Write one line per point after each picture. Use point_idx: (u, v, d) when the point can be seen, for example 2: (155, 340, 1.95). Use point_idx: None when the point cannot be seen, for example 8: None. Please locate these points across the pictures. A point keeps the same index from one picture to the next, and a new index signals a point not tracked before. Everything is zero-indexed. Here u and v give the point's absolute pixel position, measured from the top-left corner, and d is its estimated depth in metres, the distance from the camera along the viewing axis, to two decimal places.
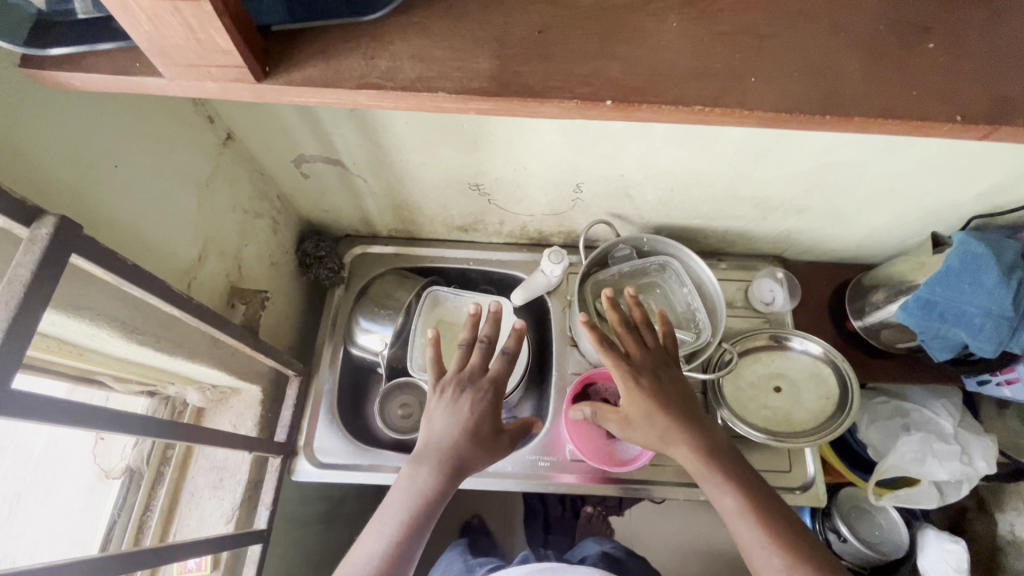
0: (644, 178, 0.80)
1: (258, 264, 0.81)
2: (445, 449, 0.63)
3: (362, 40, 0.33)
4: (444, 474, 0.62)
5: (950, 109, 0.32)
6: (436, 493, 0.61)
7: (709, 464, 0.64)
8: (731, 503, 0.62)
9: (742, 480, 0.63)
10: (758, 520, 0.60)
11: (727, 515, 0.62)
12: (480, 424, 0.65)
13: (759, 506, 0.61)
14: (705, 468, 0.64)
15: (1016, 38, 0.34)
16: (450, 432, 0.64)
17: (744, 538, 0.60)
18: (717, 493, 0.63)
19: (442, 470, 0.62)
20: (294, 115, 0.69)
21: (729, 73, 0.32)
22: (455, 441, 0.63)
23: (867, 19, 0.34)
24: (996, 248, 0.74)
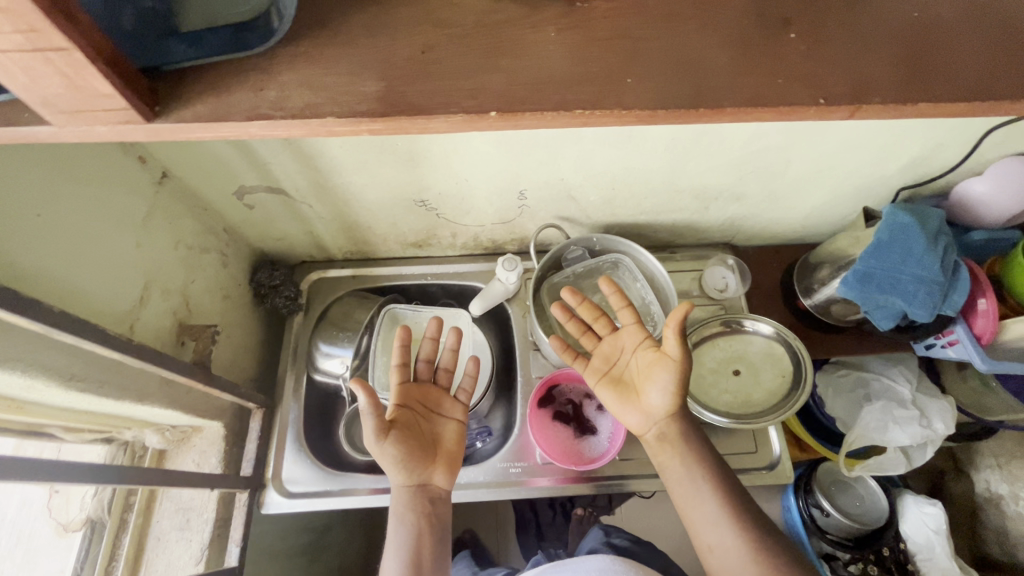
0: (583, 179, 0.81)
1: (210, 299, 0.80)
2: (406, 489, 0.68)
3: (251, 74, 0.34)
4: (415, 510, 0.68)
5: (814, 93, 0.34)
6: (416, 529, 0.67)
7: (679, 440, 0.67)
8: (694, 478, 0.65)
9: (705, 454, 0.66)
10: (715, 492, 0.63)
11: (690, 501, 0.64)
12: (417, 438, 0.70)
13: (716, 478, 0.65)
14: (676, 444, 0.67)
15: (870, 21, 0.36)
16: (393, 467, 0.68)
17: (695, 509, 0.64)
18: (686, 480, 0.65)
19: (412, 508, 0.68)
20: (229, 149, 0.69)
21: (607, 76, 0.34)
22: (399, 479, 0.68)
23: (732, 14, 0.36)
24: (921, 217, 0.77)
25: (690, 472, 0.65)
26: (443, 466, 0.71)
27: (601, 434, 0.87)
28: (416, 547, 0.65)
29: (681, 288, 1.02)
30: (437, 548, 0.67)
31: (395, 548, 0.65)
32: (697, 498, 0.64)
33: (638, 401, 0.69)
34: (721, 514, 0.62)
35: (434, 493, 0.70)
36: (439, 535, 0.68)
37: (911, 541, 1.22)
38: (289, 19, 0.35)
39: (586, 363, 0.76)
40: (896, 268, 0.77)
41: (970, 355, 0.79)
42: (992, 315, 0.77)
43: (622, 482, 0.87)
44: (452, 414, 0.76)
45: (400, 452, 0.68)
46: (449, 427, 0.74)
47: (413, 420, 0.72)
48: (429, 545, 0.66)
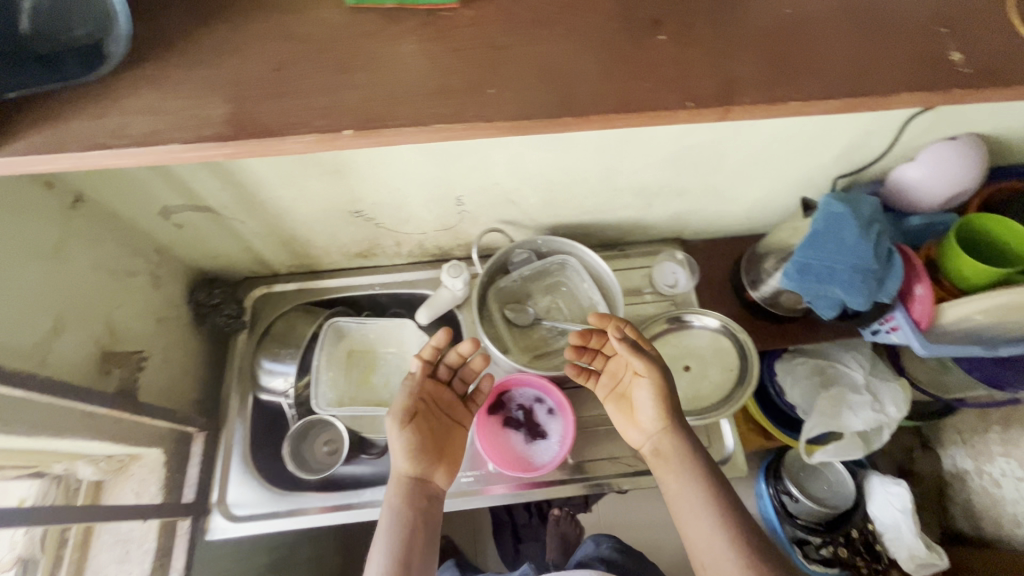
0: (519, 182, 0.80)
1: (141, 323, 0.78)
2: (407, 481, 0.70)
3: (92, 102, 0.33)
4: (411, 503, 0.68)
5: (680, 97, 0.33)
6: (410, 521, 0.66)
7: (675, 449, 0.67)
8: (689, 485, 0.65)
9: (700, 461, 0.67)
10: (709, 501, 0.63)
11: (686, 514, 0.64)
12: (427, 438, 0.73)
13: (710, 484, 0.65)
14: (671, 451, 0.68)
15: (739, 24, 0.35)
16: (398, 460, 0.70)
17: (688, 518, 0.64)
18: (682, 490, 0.65)
19: (408, 500, 0.69)
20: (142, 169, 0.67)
21: (467, 88, 0.33)
22: (403, 471, 0.71)
23: (599, 20, 0.35)
24: (854, 206, 0.77)
25: (684, 480, 0.66)
26: (445, 467, 0.74)
27: (551, 438, 0.87)
28: (407, 538, 0.65)
29: (633, 285, 1.02)
30: (425, 546, 0.66)
31: (381, 538, 0.65)
32: (691, 509, 0.64)
33: (636, 417, 0.71)
34: (714, 522, 0.62)
35: (430, 491, 0.72)
36: (428, 534, 0.67)
37: (878, 521, 1.21)
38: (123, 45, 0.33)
39: (596, 381, 0.78)
40: (831, 258, 0.77)
41: (910, 340, 0.80)
42: (928, 300, 0.77)
43: (576, 485, 0.87)
44: (461, 422, 0.81)
45: (408, 444, 0.71)
46: (454, 433, 0.79)
47: (430, 422, 0.75)
48: (417, 542, 0.65)
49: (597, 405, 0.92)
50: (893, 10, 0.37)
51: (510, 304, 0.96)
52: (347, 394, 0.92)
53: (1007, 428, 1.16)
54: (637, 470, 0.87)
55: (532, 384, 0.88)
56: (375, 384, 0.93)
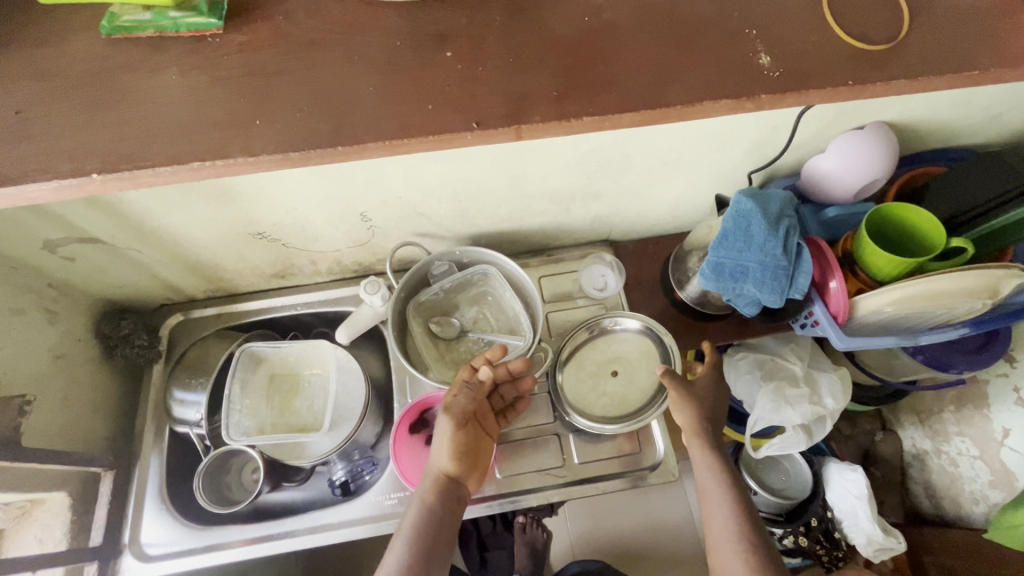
0: (423, 195, 0.78)
1: (32, 363, 0.74)
2: (443, 477, 0.76)
3: None
4: (447, 501, 0.75)
5: (464, 116, 0.38)
6: (439, 517, 0.73)
7: (711, 462, 0.75)
8: (717, 493, 0.74)
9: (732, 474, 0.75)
10: (734, 511, 0.72)
11: (712, 513, 0.73)
12: (469, 447, 0.78)
13: (737, 496, 0.73)
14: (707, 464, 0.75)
15: (525, 34, 0.41)
16: (443, 457, 0.76)
17: (716, 524, 0.72)
18: (714, 492, 0.74)
19: (447, 498, 0.75)
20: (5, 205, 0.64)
21: (236, 119, 0.38)
22: (444, 470, 0.76)
23: (386, 37, 0.40)
24: (762, 202, 0.76)
25: (716, 489, 0.74)
26: (477, 476, 0.79)
27: None
28: (434, 527, 0.72)
29: (562, 290, 1.00)
30: (445, 538, 0.73)
31: (404, 535, 0.71)
32: (716, 510, 0.72)
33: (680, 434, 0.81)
34: (732, 534, 0.70)
35: (461, 493, 0.77)
36: (451, 531, 0.73)
37: (837, 509, 1.20)
38: None
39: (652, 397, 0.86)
40: (742, 256, 0.75)
41: (829, 333, 0.79)
42: (842, 294, 0.76)
43: (504, 500, 0.86)
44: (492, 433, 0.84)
45: (455, 446, 0.77)
46: (486, 443, 0.82)
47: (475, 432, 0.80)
48: (444, 538, 0.72)
49: (526, 416, 0.90)
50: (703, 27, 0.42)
51: (434, 317, 0.94)
52: (268, 420, 0.89)
53: (958, 408, 1.16)
54: (565, 480, 0.87)
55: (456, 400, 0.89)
56: (298, 408, 0.91)
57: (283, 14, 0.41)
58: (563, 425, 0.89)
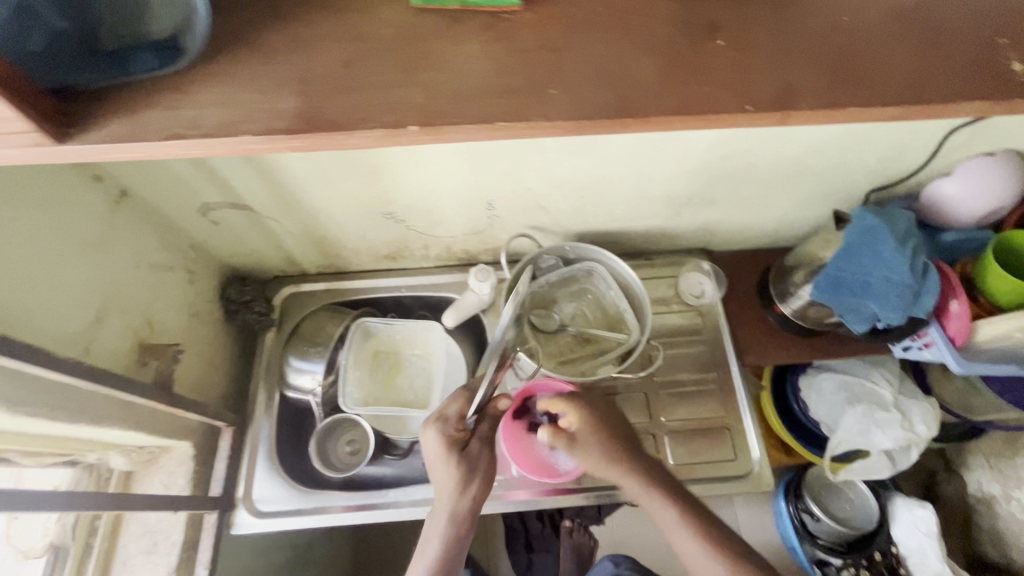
0: (551, 189, 0.81)
1: (175, 317, 0.79)
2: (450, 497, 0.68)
3: (163, 95, 0.33)
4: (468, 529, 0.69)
5: (740, 100, 0.33)
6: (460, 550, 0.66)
7: (633, 479, 0.68)
8: (675, 519, 0.65)
9: (670, 488, 0.68)
10: (706, 541, 0.63)
11: (676, 533, 0.65)
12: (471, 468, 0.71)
13: (700, 518, 0.65)
14: (631, 479, 0.68)
15: (804, 33, 0.36)
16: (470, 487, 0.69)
17: (691, 554, 0.63)
18: (664, 512, 0.66)
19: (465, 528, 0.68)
20: (184, 165, 0.69)
21: (530, 88, 0.33)
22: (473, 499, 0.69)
23: (663, 24, 0.35)
24: (889, 220, 0.77)
25: (665, 510, 0.66)
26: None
27: None
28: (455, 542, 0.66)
29: (658, 295, 1.01)
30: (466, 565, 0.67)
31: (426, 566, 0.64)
32: (677, 530, 0.65)
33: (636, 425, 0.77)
34: (711, 558, 0.62)
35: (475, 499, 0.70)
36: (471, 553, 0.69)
37: (902, 545, 1.14)
38: (203, 35, 0.33)
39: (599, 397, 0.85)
40: (866, 271, 0.76)
41: (945, 356, 0.79)
42: (965, 316, 0.77)
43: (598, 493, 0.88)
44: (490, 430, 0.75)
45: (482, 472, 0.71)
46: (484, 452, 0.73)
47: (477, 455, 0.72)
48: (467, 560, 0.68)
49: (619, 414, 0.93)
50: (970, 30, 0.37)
51: (535, 309, 0.95)
52: (373, 394, 0.93)
53: None
54: None
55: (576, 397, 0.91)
56: (399, 385, 0.95)
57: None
58: (658, 426, 0.91)
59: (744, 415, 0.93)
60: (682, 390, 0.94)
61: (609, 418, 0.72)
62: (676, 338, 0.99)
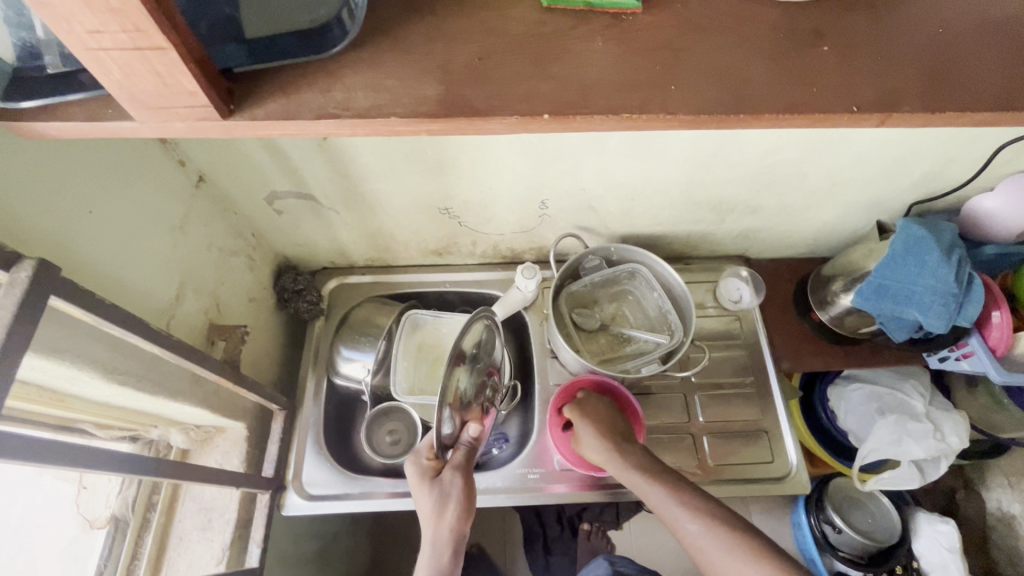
0: (604, 190, 0.84)
1: (237, 300, 0.81)
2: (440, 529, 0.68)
3: (317, 78, 0.36)
4: (455, 560, 0.68)
5: (846, 101, 0.36)
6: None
7: (631, 470, 0.74)
8: (655, 491, 0.70)
9: (656, 467, 0.73)
10: (684, 503, 0.66)
11: (676, 519, 0.66)
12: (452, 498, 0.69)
13: (677, 487, 0.69)
14: (621, 469, 0.75)
15: (902, 33, 0.38)
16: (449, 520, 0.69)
17: (674, 521, 0.66)
18: (662, 499, 0.68)
19: (453, 560, 0.68)
20: (262, 153, 0.72)
21: (653, 84, 0.36)
22: (457, 530, 0.69)
23: (769, 30, 0.38)
24: (934, 230, 0.79)
25: (648, 486, 0.71)
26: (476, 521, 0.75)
27: None
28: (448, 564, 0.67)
29: (696, 299, 1.04)
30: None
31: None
32: (676, 515, 0.66)
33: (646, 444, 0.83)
34: (688, 516, 0.65)
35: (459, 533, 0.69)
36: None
37: (923, 560, 1.14)
38: (356, 26, 0.36)
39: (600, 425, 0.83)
40: (911, 280, 0.78)
41: (985, 367, 0.81)
42: (1006, 327, 0.79)
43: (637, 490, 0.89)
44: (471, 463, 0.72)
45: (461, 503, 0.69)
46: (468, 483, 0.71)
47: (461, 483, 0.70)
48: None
49: (659, 413, 0.94)
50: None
51: (578, 308, 0.97)
52: (419, 384, 0.95)
53: None
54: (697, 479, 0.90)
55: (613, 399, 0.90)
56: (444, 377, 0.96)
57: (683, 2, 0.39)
58: (697, 426, 0.94)
59: (780, 419, 0.95)
60: (721, 393, 0.96)
61: (613, 420, 0.82)
62: (715, 342, 1.01)
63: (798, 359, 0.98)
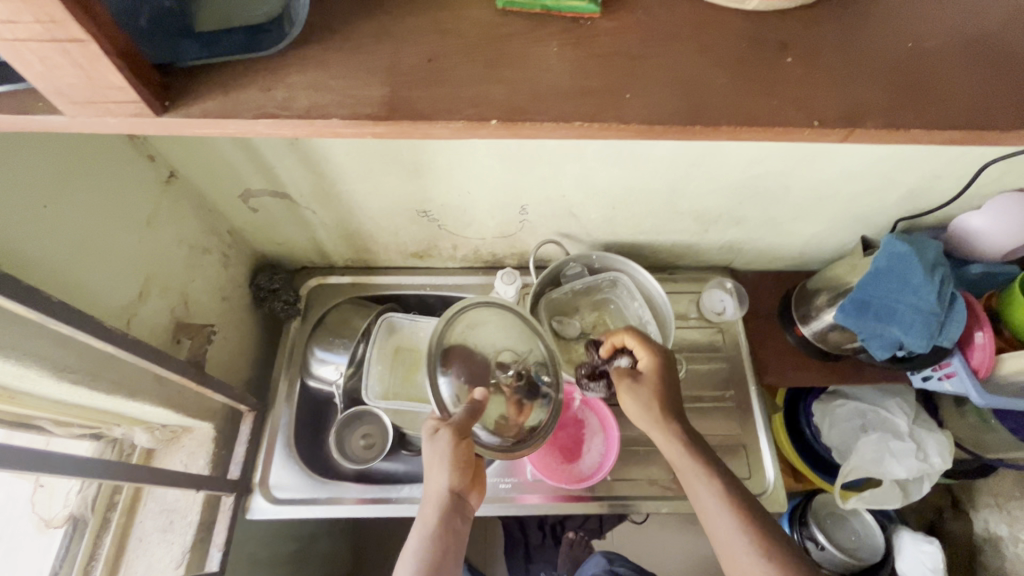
0: (585, 197, 0.83)
1: (209, 298, 0.80)
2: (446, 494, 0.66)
3: (259, 76, 0.34)
4: (449, 522, 0.64)
5: (808, 115, 0.35)
6: (444, 543, 0.62)
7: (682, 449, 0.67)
8: (711, 497, 0.63)
9: (711, 459, 0.66)
10: (744, 524, 0.60)
11: (718, 518, 0.62)
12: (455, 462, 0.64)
13: (741, 504, 0.62)
14: (676, 449, 0.68)
15: (872, 43, 0.37)
16: (442, 476, 0.65)
17: (726, 539, 0.61)
18: (711, 493, 0.63)
19: (446, 520, 0.64)
20: (234, 150, 0.70)
21: (606, 91, 0.35)
22: (453, 488, 0.66)
23: (731, 38, 0.37)
24: (919, 247, 0.77)
25: (709, 488, 0.64)
26: (479, 489, 0.70)
27: (590, 454, 0.90)
28: (444, 535, 0.63)
29: (679, 310, 1.02)
30: (453, 566, 0.62)
31: (410, 556, 0.61)
32: (721, 518, 0.62)
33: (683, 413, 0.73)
34: (742, 535, 0.59)
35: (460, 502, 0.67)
36: (461, 553, 0.64)
37: None
38: (300, 24, 0.34)
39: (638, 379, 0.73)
40: (894, 297, 0.77)
41: (966, 388, 0.79)
42: (989, 348, 0.77)
43: (611, 503, 0.87)
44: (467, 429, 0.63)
45: (455, 460, 0.63)
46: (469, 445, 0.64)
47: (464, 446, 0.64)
48: (453, 560, 0.62)
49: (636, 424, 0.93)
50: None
51: (558, 315, 0.96)
52: (393, 388, 0.92)
53: None
54: (673, 494, 0.88)
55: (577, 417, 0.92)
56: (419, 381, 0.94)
57: (645, 8, 0.38)
58: None
59: (761, 436, 0.93)
60: (700, 407, 0.95)
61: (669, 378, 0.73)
62: (696, 354, 0.99)
63: (781, 373, 0.96)
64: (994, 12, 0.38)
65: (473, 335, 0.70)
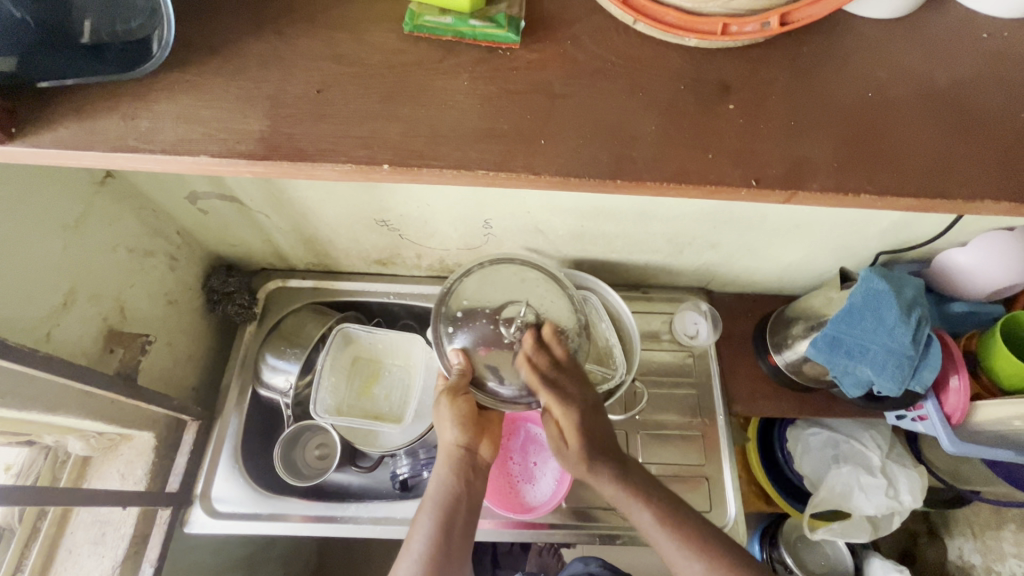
0: (551, 215, 0.78)
1: (152, 305, 0.77)
2: (458, 448, 0.67)
3: (125, 100, 0.38)
4: (462, 473, 0.67)
5: (746, 175, 0.38)
6: (455, 496, 0.65)
7: (612, 481, 0.64)
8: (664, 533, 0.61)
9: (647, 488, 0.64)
10: (684, 542, 0.60)
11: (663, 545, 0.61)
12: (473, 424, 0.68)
13: (688, 530, 0.61)
14: (614, 489, 0.64)
15: (812, 92, 0.40)
16: (452, 433, 0.67)
17: (670, 555, 0.61)
18: (656, 530, 0.62)
19: (459, 474, 0.67)
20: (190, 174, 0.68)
21: (524, 138, 0.37)
22: (463, 443, 0.68)
23: (671, 80, 0.40)
24: (896, 286, 0.73)
25: (649, 521, 0.62)
26: (490, 438, 0.72)
27: (544, 480, 0.87)
28: (455, 506, 0.65)
29: (650, 330, 0.99)
30: (468, 521, 0.65)
31: (430, 511, 0.64)
32: (667, 548, 0.61)
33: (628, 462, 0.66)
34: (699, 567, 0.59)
35: (477, 461, 0.70)
36: (475, 505, 0.67)
37: None
38: (168, 47, 0.37)
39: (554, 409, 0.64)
40: (866, 336, 0.72)
41: (937, 432, 0.76)
42: (964, 393, 0.73)
43: (565, 531, 0.84)
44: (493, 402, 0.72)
45: (460, 413, 0.66)
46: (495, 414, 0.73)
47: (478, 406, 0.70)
48: (467, 514, 0.65)
49: None
50: (999, 127, 0.40)
51: None
52: (346, 401, 0.90)
53: None
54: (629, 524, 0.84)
55: (531, 441, 0.90)
56: (374, 395, 0.93)
57: (572, 37, 0.41)
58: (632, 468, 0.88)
59: (723, 465, 0.91)
60: (664, 433, 0.92)
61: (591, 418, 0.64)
62: (663, 377, 0.96)
63: (750, 402, 0.93)
64: (940, 74, 0.41)
65: (471, 294, 0.68)
